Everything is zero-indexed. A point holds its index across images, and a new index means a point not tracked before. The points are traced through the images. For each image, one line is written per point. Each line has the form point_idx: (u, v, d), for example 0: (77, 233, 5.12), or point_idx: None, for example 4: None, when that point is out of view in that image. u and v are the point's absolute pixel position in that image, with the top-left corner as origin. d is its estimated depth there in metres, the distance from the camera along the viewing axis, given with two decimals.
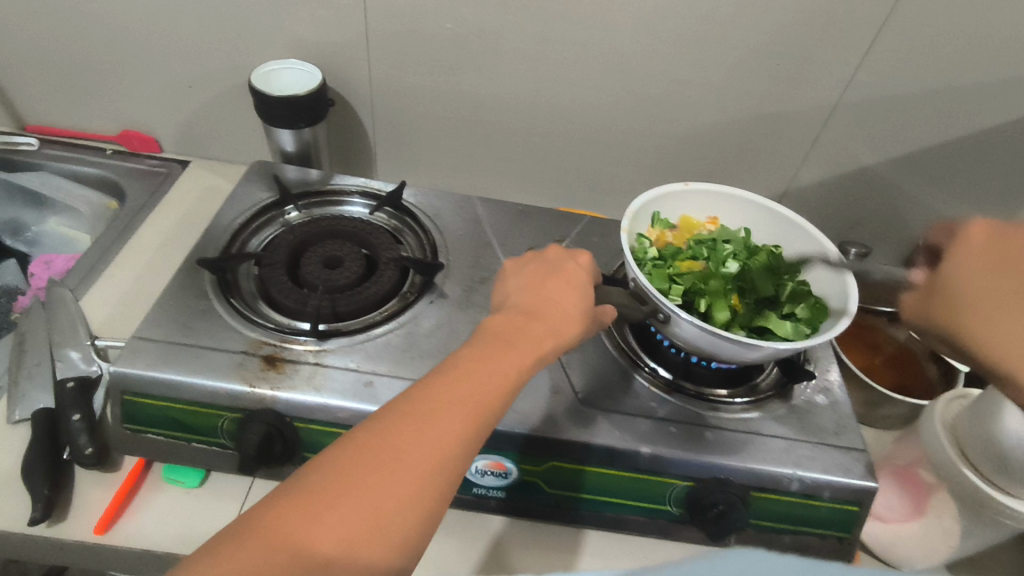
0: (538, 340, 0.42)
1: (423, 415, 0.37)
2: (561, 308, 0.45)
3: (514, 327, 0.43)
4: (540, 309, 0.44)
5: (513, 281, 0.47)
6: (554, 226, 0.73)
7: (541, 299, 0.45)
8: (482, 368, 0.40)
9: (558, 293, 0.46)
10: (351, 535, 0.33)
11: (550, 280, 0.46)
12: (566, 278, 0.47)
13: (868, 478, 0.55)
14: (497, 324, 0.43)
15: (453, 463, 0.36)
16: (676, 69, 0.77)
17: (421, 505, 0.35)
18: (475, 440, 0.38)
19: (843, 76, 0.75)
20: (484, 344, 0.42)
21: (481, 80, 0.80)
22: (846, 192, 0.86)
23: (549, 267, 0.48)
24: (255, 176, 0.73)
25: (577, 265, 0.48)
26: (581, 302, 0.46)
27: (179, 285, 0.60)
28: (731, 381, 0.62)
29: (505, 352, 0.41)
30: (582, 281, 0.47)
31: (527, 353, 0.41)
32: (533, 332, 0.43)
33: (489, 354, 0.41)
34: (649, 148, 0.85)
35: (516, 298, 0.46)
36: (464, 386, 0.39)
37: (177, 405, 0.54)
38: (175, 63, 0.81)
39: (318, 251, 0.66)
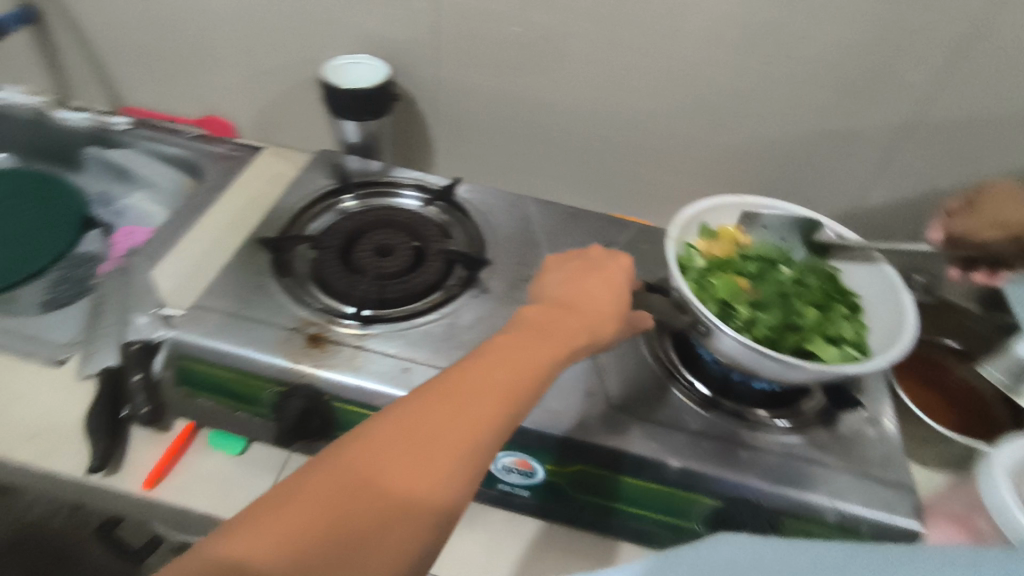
0: (573, 335, 0.42)
1: (456, 398, 0.37)
2: (598, 305, 0.45)
3: (551, 319, 0.43)
4: (577, 305, 0.44)
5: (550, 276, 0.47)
6: (604, 230, 0.73)
7: (578, 295, 0.45)
8: (516, 357, 0.40)
9: (596, 289, 0.46)
10: (388, 505, 0.34)
11: (588, 278, 0.47)
12: (605, 275, 0.47)
13: (913, 518, 0.51)
14: (532, 315, 0.43)
15: (482, 447, 0.37)
16: (742, 80, 0.75)
17: (450, 486, 0.35)
18: (509, 423, 0.38)
19: (923, 93, 0.71)
20: (518, 334, 0.42)
21: (543, 83, 0.81)
22: (919, 218, 0.81)
23: (588, 264, 0.48)
24: (319, 164, 0.76)
25: (616, 265, 0.48)
26: (618, 301, 0.45)
27: (239, 261, 0.64)
28: (773, 402, 0.60)
29: (539, 343, 0.41)
30: (620, 280, 0.47)
31: (561, 345, 0.41)
32: (570, 325, 0.43)
33: (523, 343, 0.41)
34: (709, 159, 0.83)
35: (553, 292, 0.46)
36: (497, 373, 0.39)
37: (225, 374, 0.57)
38: (256, 54, 0.86)
39: (370, 239, 0.68)
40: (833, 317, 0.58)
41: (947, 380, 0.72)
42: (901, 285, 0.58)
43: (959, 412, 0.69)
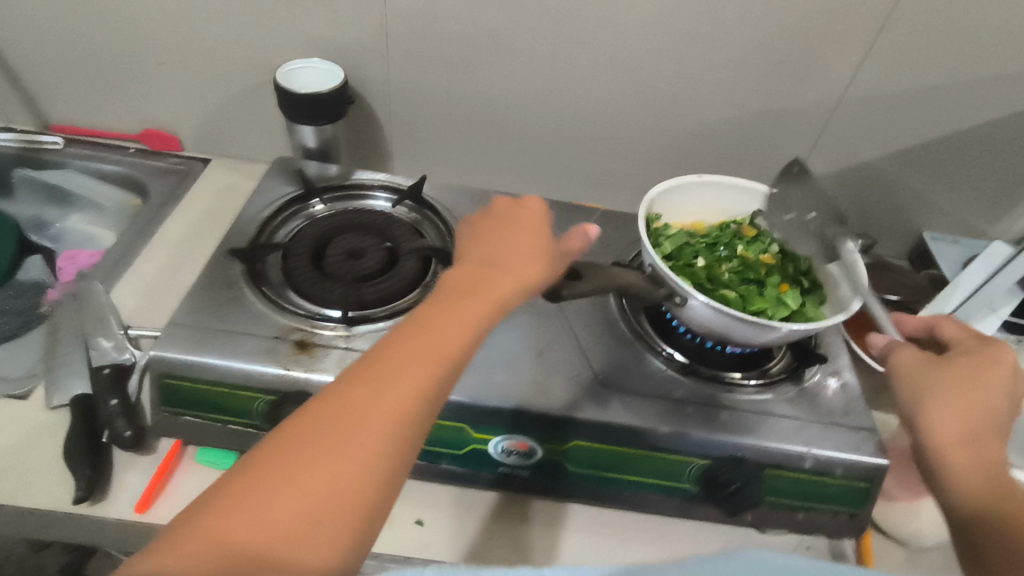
0: (496, 292, 0.44)
1: (385, 370, 0.39)
2: (519, 259, 0.47)
3: (475, 280, 0.45)
4: (495, 258, 0.47)
5: (471, 241, 0.49)
6: (569, 217, 0.76)
7: (498, 252, 0.47)
8: (441, 322, 0.42)
9: (514, 245, 0.48)
10: (324, 490, 0.35)
11: (506, 235, 0.49)
12: (521, 230, 0.49)
13: (878, 455, 0.57)
14: (457, 279, 0.45)
15: (413, 417, 0.38)
16: (684, 67, 0.79)
17: (383, 459, 0.37)
18: (441, 387, 0.40)
19: (847, 73, 0.78)
20: (438, 307, 0.43)
21: (495, 78, 0.82)
22: (849, 187, 0.89)
23: (507, 220, 0.50)
24: (279, 171, 0.75)
25: (530, 209, 0.51)
26: (536, 252, 0.48)
27: (210, 273, 0.62)
28: (743, 364, 0.65)
29: (461, 303, 0.43)
30: (537, 226, 0.50)
31: (484, 304, 0.43)
32: (492, 285, 0.45)
33: (444, 313, 0.42)
34: (657, 145, 0.87)
35: (473, 256, 0.47)
36: (424, 340, 0.41)
37: (211, 387, 0.56)
38: (199, 62, 0.84)
39: (342, 242, 0.68)
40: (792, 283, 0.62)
41: None
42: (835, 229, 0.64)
43: None
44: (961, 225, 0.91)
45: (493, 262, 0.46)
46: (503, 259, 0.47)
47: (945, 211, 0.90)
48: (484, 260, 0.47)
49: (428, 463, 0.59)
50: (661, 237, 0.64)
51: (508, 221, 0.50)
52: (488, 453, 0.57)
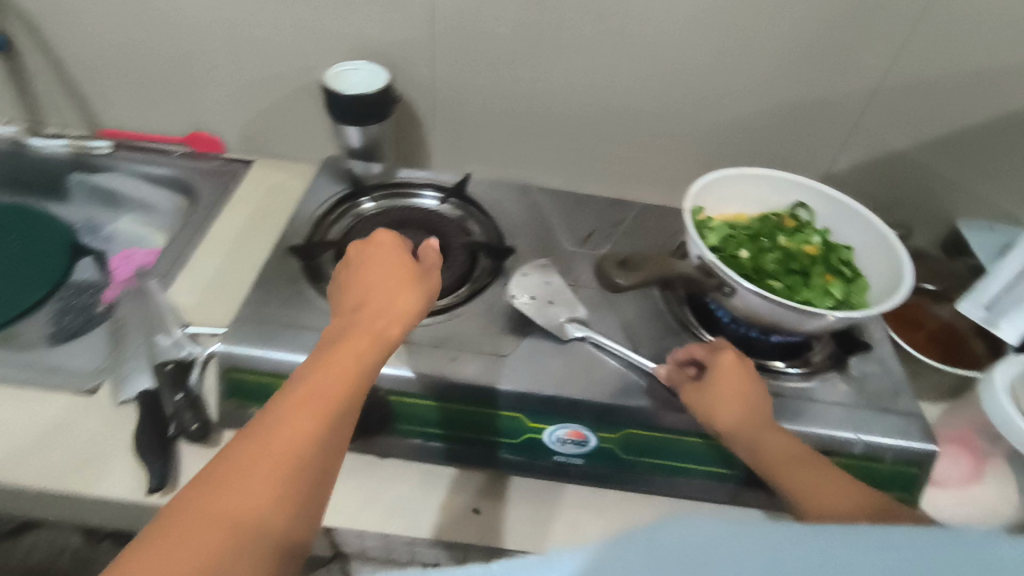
0: (376, 329, 0.47)
1: (276, 417, 0.41)
2: (391, 292, 0.49)
3: (353, 323, 0.48)
4: (364, 299, 0.49)
5: (339, 288, 0.52)
6: (611, 211, 0.77)
7: (366, 287, 0.49)
8: (325, 366, 0.44)
9: (381, 278, 0.50)
10: (226, 536, 0.36)
11: (366, 270, 0.50)
12: (383, 260, 0.51)
13: (928, 441, 0.57)
14: (334, 330, 0.48)
15: (309, 459, 0.40)
16: (723, 60, 0.80)
17: (287, 495, 0.39)
18: (335, 425, 0.42)
19: (886, 62, 0.78)
20: (315, 363, 0.45)
21: (535, 76, 0.84)
22: (885, 177, 0.89)
23: (360, 254, 0.51)
24: (326, 171, 0.77)
25: (382, 247, 0.51)
26: (405, 279, 0.49)
27: (268, 270, 0.64)
28: (789, 353, 0.65)
29: (336, 356, 0.45)
30: (393, 260, 0.51)
31: (359, 353, 0.46)
32: (369, 323, 0.47)
33: (318, 372, 0.44)
34: (695, 138, 0.88)
35: (344, 302, 0.50)
36: (311, 384, 0.43)
37: (277, 380, 0.57)
38: (245, 65, 0.86)
39: (394, 238, 0.69)
40: (836, 274, 0.63)
41: (925, 320, 0.80)
42: (878, 220, 0.65)
43: (943, 348, 0.78)
44: (999, 214, 0.91)
45: (371, 301, 0.49)
46: (374, 291, 0.49)
47: (983, 200, 0.90)
48: (362, 297, 0.49)
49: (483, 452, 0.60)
50: (705, 229, 0.65)
51: (358, 253, 0.52)
52: (543, 441, 0.59)
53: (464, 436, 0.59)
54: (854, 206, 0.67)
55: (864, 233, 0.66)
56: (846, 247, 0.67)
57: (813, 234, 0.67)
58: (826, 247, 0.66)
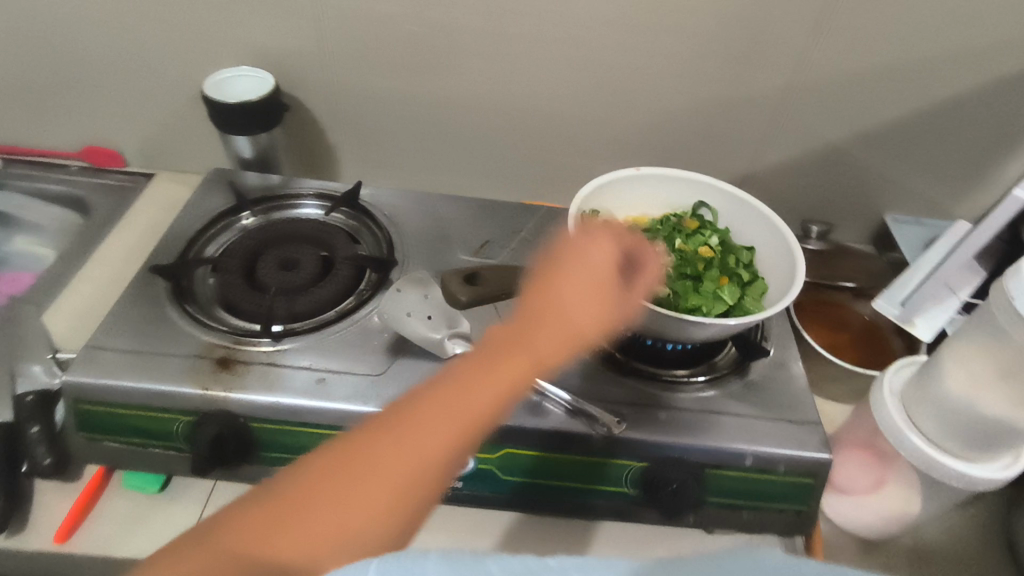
0: (539, 353, 0.42)
1: (422, 422, 0.38)
2: (576, 306, 0.44)
3: (518, 335, 0.43)
4: (545, 306, 0.44)
5: (542, 272, 0.46)
6: (513, 218, 0.74)
7: (552, 295, 0.44)
8: (478, 380, 0.40)
9: (586, 289, 0.44)
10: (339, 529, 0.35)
11: (579, 275, 0.45)
12: (591, 270, 0.45)
13: (821, 451, 0.55)
14: (500, 336, 0.44)
15: (431, 475, 0.38)
16: (629, 57, 0.77)
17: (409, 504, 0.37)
18: (466, 448, 0.39)
19: (798, 54, 0.76)
20: (483, 362, 0.42)
21: (438, 79, 0.80)
22: (807, 172, 0.86)
23: (573, 247, 0.47)
24: (213, 184, 0.74)
25: (604, 234, 0.48)
26: (600, 295, 0.45)
27: (133, 292, 0.61)
28: (688, 361, 0.62)
29: (506, 362, 0.41)
30: (605, 261, 0.46)
31: (522, 360, 0.42)
32: (534, 340, 0.42)
33: (479, 374, 0.41)
34: (609, 138, 0.85)
35: (528, 302, 0.45)
36: (462, 398, 0.39)
37: (130, 411, 0.54)
38: (135, 75, 0.82)
39: (275, 254, 0.66)
40: (730, 277, 0.60)
41: (845, 319, 0.78)
42: (777, 218, 0.62)
43: (862, 348, 0.75)
44: (927, 207, 0.89)
45: (548, 309, 0.44)
46: (562, 298, 0.44)
47: (909, 193, 0.87)
48: (541, 300, 0.44)
49: None
50: None
51: (595, 232, 0.48)
52: None
53: None
54: (754, 203, 0.64)
55: (764, 232, 0.63)
56: (746, 247, 0.63)
57: (712, 233, 0.63)
58: (724, 248, 0.62)
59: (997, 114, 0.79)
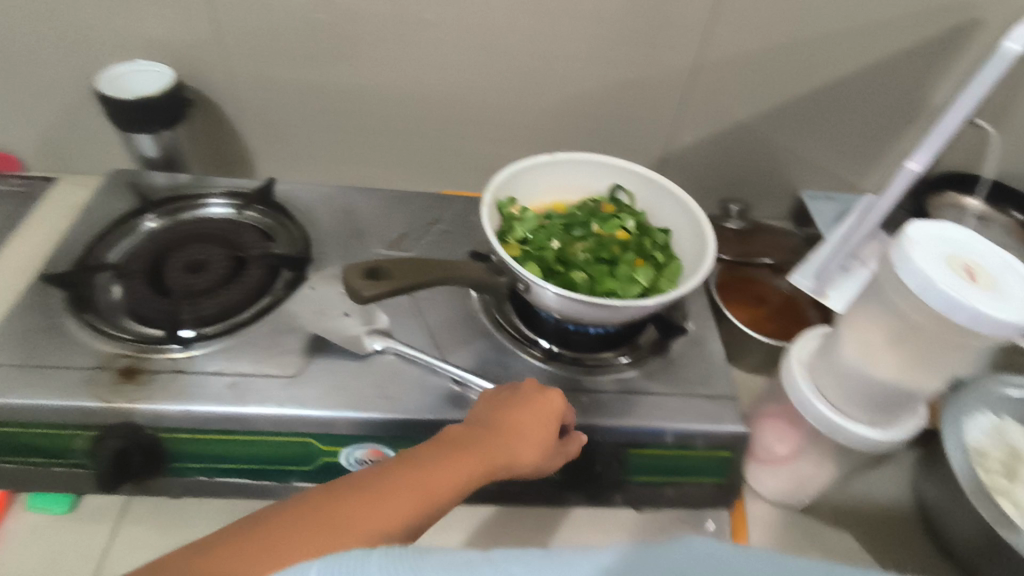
0: (490, 453, 0.44)
1: (376, 497, 0.37)
2: (525, 436, 0.46)
3: (470, 437, 0.44)
4: (500, 424, 0.46)
5: (486, 410, 0.48)
6: (432, 209, 0.73)
7: (505, 427, 0.46)
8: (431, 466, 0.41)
9: (529, 421, 0.47)
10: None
11: (524, 414, 0.47)
12: (538, 415, 0.48)
13: (737, 423, 0.56)
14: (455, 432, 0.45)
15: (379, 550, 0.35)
16: (539, 41, 0.77)
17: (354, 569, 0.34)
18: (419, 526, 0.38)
19: (704, 36, 0.77)
20: (439, 446, 0.43)
21: (347, 68, 0.78)
22: (723, 152, 0.89)
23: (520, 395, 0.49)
24: (114, 186, 0.70)
25: (553, 405, 0.49)
26: (543, 438, 0.47)
27: (25, 304, 0.57)
28: (610, 344, 0.63)
29: (473, 448, 0.43)
30: (555, 418, 0.49)
31: (487, 453, 0.44)
32: (486, 445, 0.44)
33: (436, 457, 0.42)
34: (528, 125, 0.85)
35: (482, 417, 0.47)
36: (416, 480, 0.39)
37: (24, 430, 0.51)
38: (22, 74, 0.77)
39: (181, 257, 0.63)
40: (646, 260, 0.61)
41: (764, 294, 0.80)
42: (689, 198, 0.63)
43: (781, 322, 0.77)
44: (837, 181, 0.93)
45: (500, 436, 0.46)
46: (509, 440, 0.46)
47: (819, 168, 0.91)
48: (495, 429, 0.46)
49: (277, 482, 0.56)
50: (512, 223, 0.61)
51: (529, 397, 0.49)
52: (340, 464, 0.55)
53: (254, 467, 0.54)
54: (666, 184, 0.65)
55: (678, 212, 0.64)
56: (661, 230, 0.64)
57: (628, 217, 0.64)
58: (640, 232, 0.63)
59: (894, 88, 0.83)
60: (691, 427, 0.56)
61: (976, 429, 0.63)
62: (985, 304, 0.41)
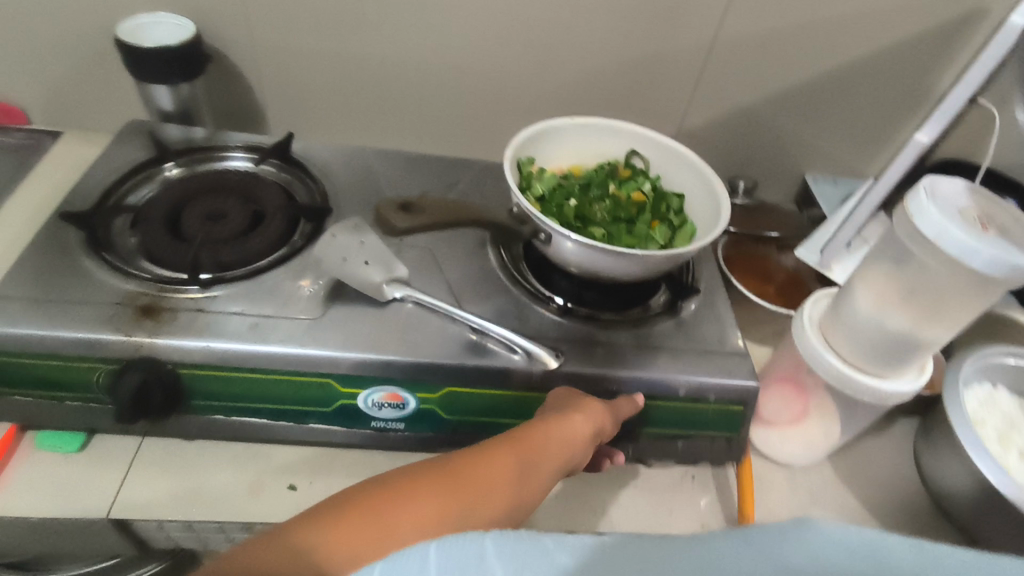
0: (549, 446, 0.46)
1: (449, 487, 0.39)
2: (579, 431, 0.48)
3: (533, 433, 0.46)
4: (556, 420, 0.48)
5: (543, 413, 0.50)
6: (447, 171, 0.74)
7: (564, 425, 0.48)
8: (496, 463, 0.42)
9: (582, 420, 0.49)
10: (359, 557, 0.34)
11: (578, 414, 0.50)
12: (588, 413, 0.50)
13: (749, 378, 0.58)
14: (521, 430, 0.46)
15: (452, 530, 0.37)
16: (558, 13, 0.78)
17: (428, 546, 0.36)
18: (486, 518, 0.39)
19: (718, 15, 0.79)
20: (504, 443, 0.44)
21: (366, 34, 0.79)
22: (730, 132, 0.90)
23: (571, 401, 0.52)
24: (131, 136, 0.70)
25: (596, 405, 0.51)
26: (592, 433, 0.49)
27: (43, 241, 0.57)
28: (625, 304, 0.64)
29: (529, 442, 0.45)
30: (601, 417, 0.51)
31: (542, 448, 0.45)
32: (546, 442, 0.46)
33: (501, 454, 0.43)
34: (542, 98, 0.86)
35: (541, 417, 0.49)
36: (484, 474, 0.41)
37: (43, 361, 0.51)
38: (36, 24, 0.76)
39: (200, 204, 0.64)
40: (662, 220, 0.62)
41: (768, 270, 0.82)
42: (704, 162, 0.65)
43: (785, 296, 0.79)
44: (837, 166, 0.95)
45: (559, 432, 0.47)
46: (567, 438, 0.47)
47: (821, 153, 0.93)
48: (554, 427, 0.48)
49: (294, 423, 0.56)
50: (533, 179, 0.63)
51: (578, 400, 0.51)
52: (358, 407, 0.55)
53: (273, 407, 0.55)
54: (681, 150, 0.66)
55: (692, 177, 0.66)
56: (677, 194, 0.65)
57: (645, 180, 0.65)
58: (656, 194, 0.64)
59: (898, 75, 0.85)
60: (704, 380, 0.57)
61: (973, 398, 0.65)
62: (997, 248, 0.42)
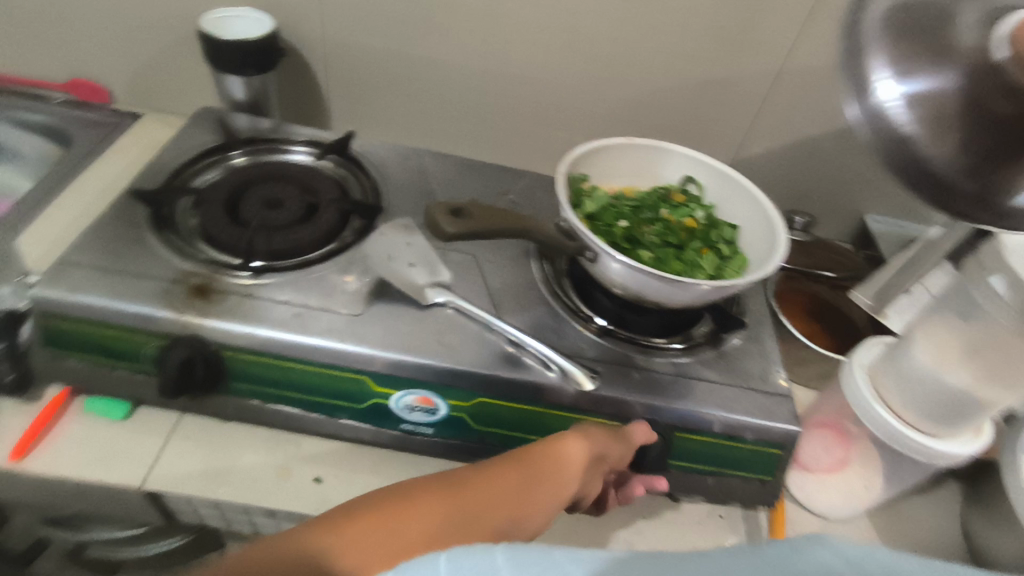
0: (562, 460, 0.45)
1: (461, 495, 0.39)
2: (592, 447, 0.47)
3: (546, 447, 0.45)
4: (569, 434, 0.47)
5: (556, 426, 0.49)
6: (500, 179, 0.74)
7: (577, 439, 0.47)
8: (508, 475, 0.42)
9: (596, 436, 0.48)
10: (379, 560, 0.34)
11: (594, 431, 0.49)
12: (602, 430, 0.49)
13: (790, 422, 0.55)
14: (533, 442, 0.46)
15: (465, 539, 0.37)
16: (625, 31, 0.78)
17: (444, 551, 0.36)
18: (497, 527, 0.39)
19: (790, 45, 0.77)
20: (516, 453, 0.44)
21: (434, 39, 0.80)
22: (792, 164, 0.88)
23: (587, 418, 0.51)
24: (203, 122, 0.73)
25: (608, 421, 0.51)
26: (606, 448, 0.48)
27: (111, 215, 0.60)
28: (668, 330, 0.62)
29: (541, 453, 0.45)
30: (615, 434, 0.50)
31: (556, 460, 0.45)
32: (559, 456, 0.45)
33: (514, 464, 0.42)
34: (601, 114, 0.86)
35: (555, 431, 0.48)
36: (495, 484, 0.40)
37: (99, 328, 0.53)
38: (128, 10, 0.81)
39: (259, 193, 0.65)
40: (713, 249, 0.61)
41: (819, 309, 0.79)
42: (761, 194, 0.63)
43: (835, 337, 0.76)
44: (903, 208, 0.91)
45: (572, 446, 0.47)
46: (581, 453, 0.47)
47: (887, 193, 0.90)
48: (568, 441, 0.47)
49: (328, 417, 0.57)
50: (585, 196, 0.62)
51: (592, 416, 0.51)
52: (390, 407, 0.56)
53: (308, 398, 0.55)
54: (739, 179, 0.65)
55: (747, 208, 0.64)
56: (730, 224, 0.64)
57: (697, 207, 0.64)
58: (708, 223, 0.63)
59: None
60: (742, 418, 0.55)
61: None
62: None
